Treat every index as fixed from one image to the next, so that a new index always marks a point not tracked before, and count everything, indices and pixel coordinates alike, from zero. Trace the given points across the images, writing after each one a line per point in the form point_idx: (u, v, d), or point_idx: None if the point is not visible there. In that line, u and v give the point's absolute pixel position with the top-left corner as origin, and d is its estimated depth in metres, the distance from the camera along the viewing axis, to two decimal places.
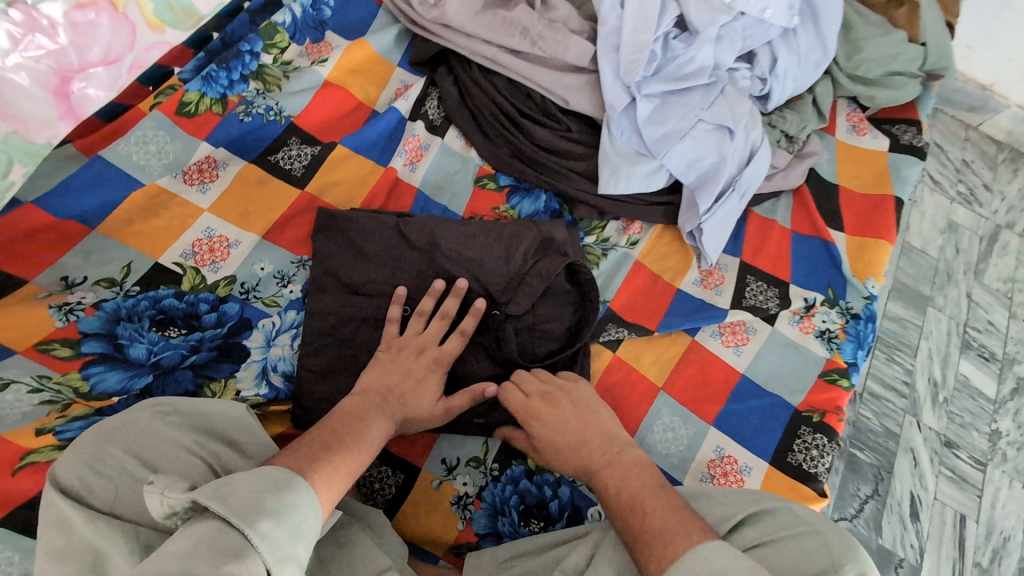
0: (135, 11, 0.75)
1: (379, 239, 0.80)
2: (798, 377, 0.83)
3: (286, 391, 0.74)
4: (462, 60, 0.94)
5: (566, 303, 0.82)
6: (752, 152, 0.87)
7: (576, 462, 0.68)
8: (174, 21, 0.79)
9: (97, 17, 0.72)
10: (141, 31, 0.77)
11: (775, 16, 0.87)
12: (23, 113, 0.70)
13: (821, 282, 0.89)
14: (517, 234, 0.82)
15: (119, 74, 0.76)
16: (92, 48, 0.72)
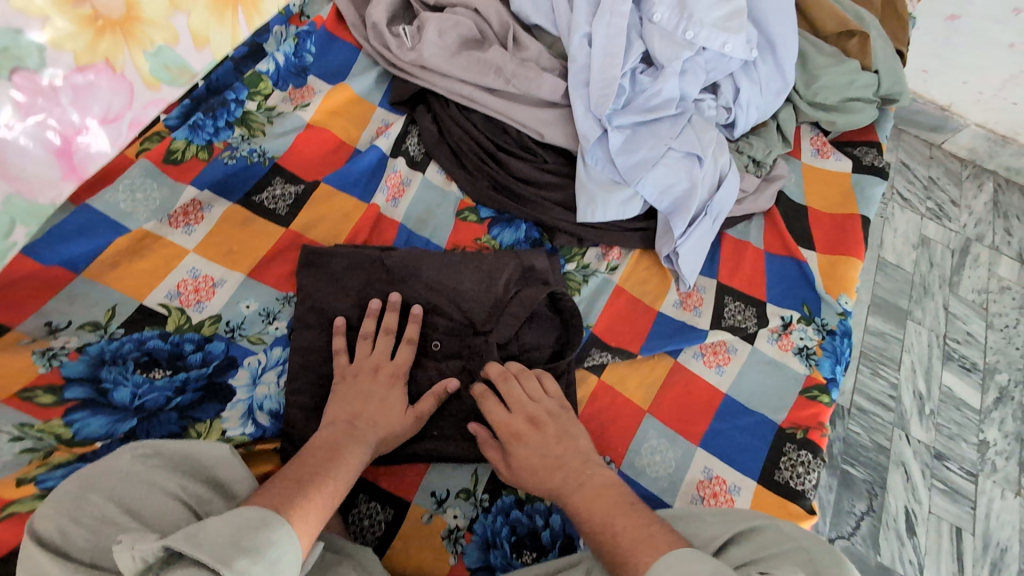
0: (133, 70, 0.64)
1: (361, 273, 0.81)
2: (780, 395, 0.84)
3: (273, 428, 0.74)
4: (440, 99, 0.97)
5: (549, 330, 0.83)
6: (721, 178, 0.90)
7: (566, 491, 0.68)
8: (170, 80, 0.68)
9: (97, 75, 0.60)
10: (139, 89, 0.65)
11: (735, 50, 0.91)
12: (25, 175, 0.58)
13: (796, 300, 0.91)
14: (497, 265, 0.84)
15: (119, 131, 0.65)
16: (91, 109, 0.61)
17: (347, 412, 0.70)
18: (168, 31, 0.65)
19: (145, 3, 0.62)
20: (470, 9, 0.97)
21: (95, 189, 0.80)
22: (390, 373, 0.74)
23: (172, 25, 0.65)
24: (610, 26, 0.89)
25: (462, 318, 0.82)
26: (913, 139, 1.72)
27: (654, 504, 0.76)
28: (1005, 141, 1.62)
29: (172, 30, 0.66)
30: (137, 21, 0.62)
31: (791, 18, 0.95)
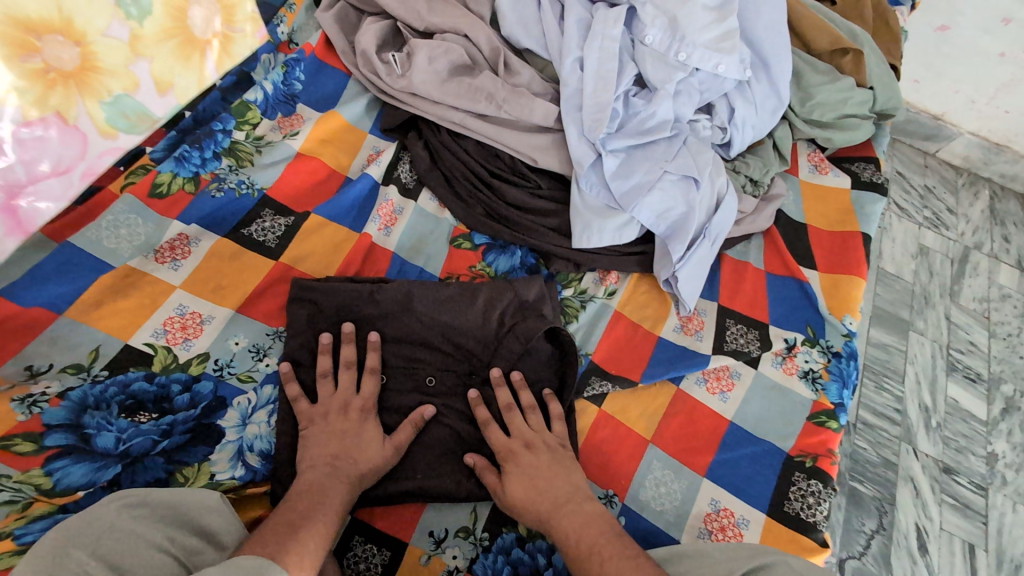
0: (87, 121, 0.72)
1: (352, 308, 0.79)
2: (786, 421, 0.82)
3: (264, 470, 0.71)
4: (432, 126, 0.96)
5: (548, 362, 0.81)
6: (719, 200, 0.88)
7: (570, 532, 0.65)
8: (127, 126, 0.78)
9: (49, 129, 0.68)
10: (94, 139, 0.74)
11: (729, 70, 0.90)
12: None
13: (800, 322, 0.89)
14: (493, 295, 0.82)
15: (71, 181, 0.75)
16: (42, 161, 0.69)
17: (328, 454, 0.67)
18: (126, 79, 0.74)
19: (103, 55, 0.70)
20: (460, 34, 0.96)
21: (77, 227, 0.78)
22: (362, 410, 0.72)
23: (131, 73, 0.74)
24: (602, 50, 0.88)
25: (457, 349, 0.80)
26: (907, 148, 1.71)
27: (660, 539, 0.73)
28: (1000, 149, 1.61)
29: (130, 79, 0.74)
30: (93, 71, 0.70)
31: (783, 37, 0.94)
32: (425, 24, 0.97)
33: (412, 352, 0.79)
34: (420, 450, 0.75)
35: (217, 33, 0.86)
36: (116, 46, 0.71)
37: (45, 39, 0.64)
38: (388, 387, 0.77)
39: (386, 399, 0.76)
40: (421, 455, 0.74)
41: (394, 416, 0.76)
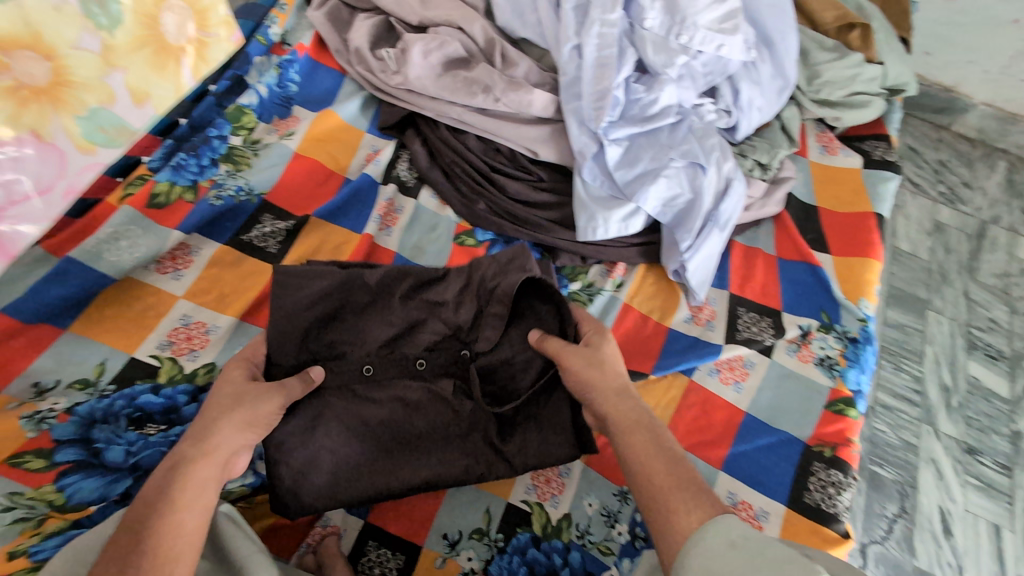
0: (64, 138, 0.62)
1: (328, 300, 0.74)
2: (803, 410, 0.80)
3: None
4: (429, 121, 0.93)
5: (538, 322, 0.78)
6: (727, 185, 0.85)
7: (633, 448, 0.62)
8: None
9: (20, 145, 0.58)
10: (71, 155, 0.63)
11: (732, 52, 0.86)
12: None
13: (814, 308, 0.87)
14: (473, 266, 0.80)
15: (53, 203, 0.63)
16: None
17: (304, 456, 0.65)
18: (102, 91, 0.64)
19: (75, 66, 0.61)
20: (453, 27, 0.93)
21: (76, 242, 0.77)
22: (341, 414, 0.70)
23: (106, 89, 0.66)
24: (601, 36, 0.83)
25: (446, 329, 0.77)
26: (918, 122, 1.67)
27: None
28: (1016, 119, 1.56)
29: None
30: None
31: (787, 14, 0.91)
32: (418, 18, 0.94)
33: (400, 337, 0.76)
34: (424, 437, 0.72)
35: (190, 37, 0.74)
36: (89, 58, 0.62)
37: (14, 54, 0.56)
38: (378, 379, 0.74)
39: (377, 392, 0.73)
40: (424, 442, 0.72)
41: (392, 407, 0.73)
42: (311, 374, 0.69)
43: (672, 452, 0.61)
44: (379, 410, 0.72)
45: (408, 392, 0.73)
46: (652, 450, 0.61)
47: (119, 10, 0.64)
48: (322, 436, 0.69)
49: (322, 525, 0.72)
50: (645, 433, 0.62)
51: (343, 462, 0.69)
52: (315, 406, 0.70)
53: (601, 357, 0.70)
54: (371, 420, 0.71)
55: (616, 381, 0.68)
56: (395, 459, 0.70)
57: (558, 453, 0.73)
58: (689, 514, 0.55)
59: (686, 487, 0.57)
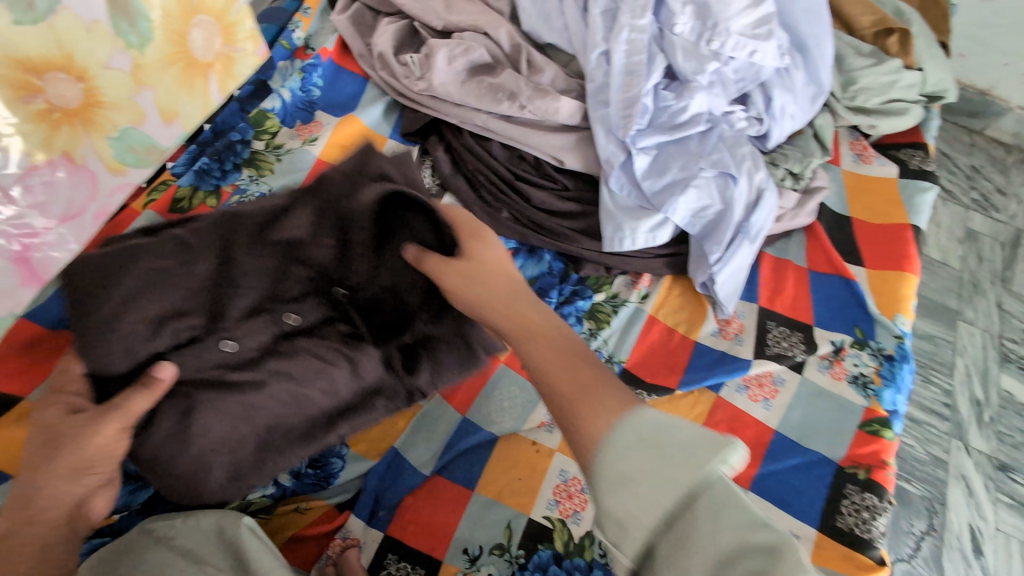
0: (94, 160, 0.58)
1: (167, 258, 0.57)
2: (836, 429, 0.77)
3: (338, 472, 0.74)
4: (453, 128, 0.92)
5: (403, 238, 0.66)
6: (759, 195, 0.82)
7: (537, 361, 0.50)
8: (136, 161, 0.63)
9: (53, 171, 0.54)
10: (101, 176, 0.59)
11: (766, 59, 0.83)
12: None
13: (847, 323, 0.84)
14: (320, 183, 0.66)
15: (81, 227, 0.58)
16: (52, 206, 0.54)
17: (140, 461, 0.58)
18: (131, 111, 0.60)
19: (107, 87, 0.57)
20: (478, 32, 0.91)
21: None
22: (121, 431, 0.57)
23: (135, 104, 0.60)
24: (630, 42, 0.81)
25: (314, 275, 0.64)
26: (952, 126, 1.61)
27: None
28: None
29: (138, 110, 0.61)
30: (97, 107, 0.57)
31: (822, 18, 0.88)
32: (443, 23, 0.93)
33: (257, 306, 0.61)
34: (324, 394, 0.64)
35: (219, 53, 0.69)
36: (120, 78, 0.58)
37: (46, 75, 0.51)
38: (245, 353, 0.61)
39: (240, 372, 0.60)
40: (320, 396, 0.64)
41: (280, 386, 0.62)
42: (160, 375, 0.55)
43: (579, 353, 0.50)
44: (261, 392, 0.61)
45: (294, 365, 0.62)
46: (554, 356, 0.49)
47: (149, 27, 0.59)
48: (192, 425, 0.59)
49: (343, 536, 0.72)
50: (548, 340, 0.51)
51: (229, 449, 0.61)
52: (179, 407, 0.58)
53: (479, 264, 0.61)
54: (255, 402, 0.61)
55: (506, 286, 0.59)
56: (288, 421, 0.63)
57: (467, 366, 0.70)
58: (597, 417, 0.43)
59: (594, 386, 0.46)
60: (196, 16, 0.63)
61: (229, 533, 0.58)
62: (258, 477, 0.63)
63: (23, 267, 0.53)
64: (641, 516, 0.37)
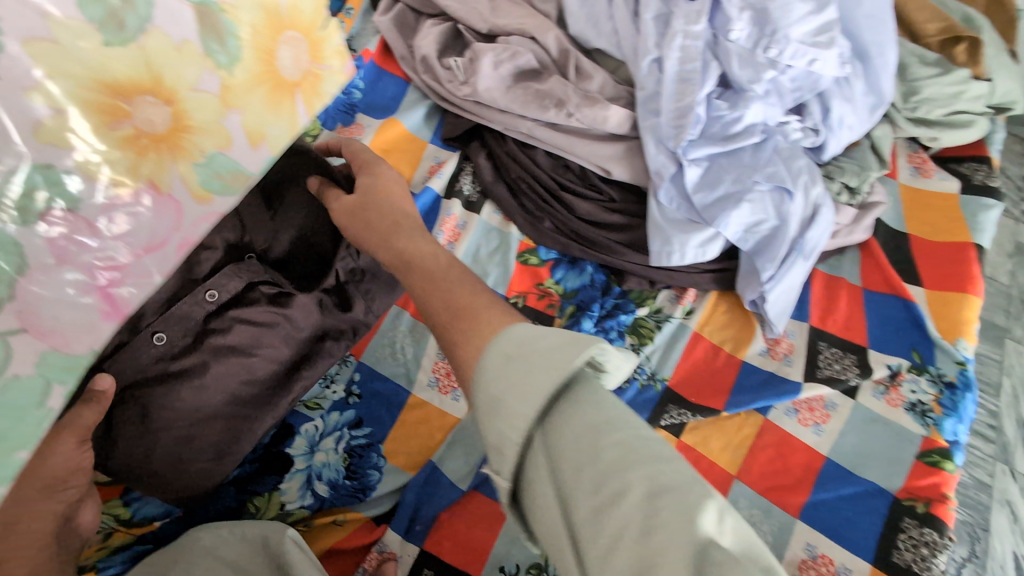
0: (182, 189, 0.40)
1: None
2: (891, 458, 0.74)
3: (375, 484, 0.73)
4: (496, 134, 0.90)
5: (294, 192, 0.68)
6: (815, 211, 0.79)
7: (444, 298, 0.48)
8: (227, 190, 0.42)
9: (137, 202, 0.38)
10: (187, 208, 0.40)
11: (827, 68, 0.79)
12: (63, 326, 0.35)
13: (904, 346, 0.80)
14: None
15: (168, 259, 0.40)
16: (131, 240, 0.38)
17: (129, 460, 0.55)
18: (219, 135, 0.40)
19: (194, 110, 0.39)
20: (525, 37, 0.89)
21: None
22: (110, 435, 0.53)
23: (224, 129, 0.41)
24: (683, 49, 0.78)
25: (223, 249, 0.62)
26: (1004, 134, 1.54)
27: None
28: None
29: (225, 136, 0.41)
30: (183, 134, 0.39)
31: (887, 25, 0.83)
32: (488, 26, 0.91)
33: (175, 295, 0.58)
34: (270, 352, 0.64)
35: (310, 72, 0.44)
36: (209, 101, 0.39)
37: (133, 100, 0.36)
38: (180, 343, 0.58)
39: (183, 362, 0.58)
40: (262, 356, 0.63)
41: (227, 362, 0.60)
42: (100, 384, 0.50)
43: (463, 271, 0.50)
44: (207, 370, 0.59)
45: (234, 336, 0.61)
46: (443, 279, 0.49)
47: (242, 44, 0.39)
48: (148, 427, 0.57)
49: (379, 550, 0.70)
50: (421, 265, 0.51)
51: (199, 432, 0.60)
52: (135, 411, 0.56)
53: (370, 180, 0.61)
54: (207, 382, 0.59)
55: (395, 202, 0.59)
56: (238, 390, 0.62)
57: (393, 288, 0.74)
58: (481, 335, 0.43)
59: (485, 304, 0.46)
60: (291, 28, 0.41)
61: (274, 543, 0.58)
62: (241, 446, 0.63)
63: (106, 300, 0.37)
64: (513, 431, 0.39)
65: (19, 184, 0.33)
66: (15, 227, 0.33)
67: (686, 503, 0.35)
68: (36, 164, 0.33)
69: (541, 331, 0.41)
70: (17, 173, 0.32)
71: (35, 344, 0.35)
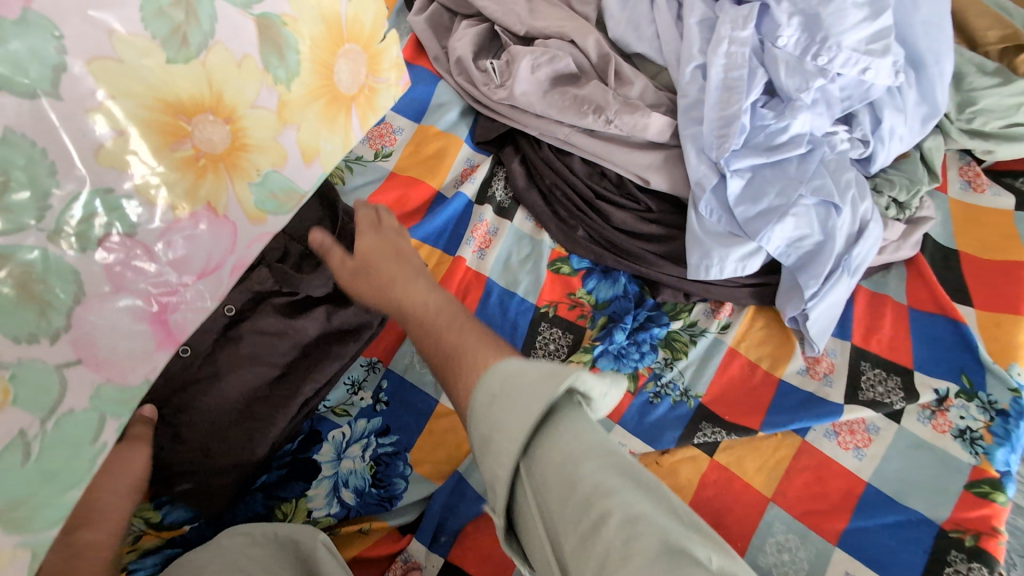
0: (236, 208, 0.48)
1: None
2: (936, 486, 0.70)
3: (401, 493, 0.71)
4: (531, 140, 0.89)
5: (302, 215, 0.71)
6: (863, 227, 0.76)
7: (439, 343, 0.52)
8: (278, 208, 0.51)
9: (196, 224, 0.45)
10: (241, 228, 0.48)
11: (879, 76, 0.76)
12: (118, 355, 0.41)
13: (952, 369, 0.77)
14: None
15: (220, 284, 0.47)
16: (192, 264, 0.45)
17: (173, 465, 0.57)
18: (275, 154, 0.50)
19: (252, 129, 0.47)
20: (564, 39, 0.88)
21: None
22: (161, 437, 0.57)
23: (280, 145, 0.50)
24: (729, 55, 0.76)
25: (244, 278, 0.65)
26: None
27: None
28: None
29: (278, 152, 0.50)
30: (241, 151, 0.47)
31: (945, 33, 0.80)
32: (526, 28, 0.89)
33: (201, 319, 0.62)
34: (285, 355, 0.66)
35: (363, 84, 0.58)
36: (265, 117, 0.48)
37: (194, 119, 0.43)
38: (202, 355, 0.61)
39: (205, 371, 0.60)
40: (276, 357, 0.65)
41: (242, 366, 0.62)
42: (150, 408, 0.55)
43: (459, 312, 0.54)
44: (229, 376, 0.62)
45: (250, 342, 0.63)
46: (440, 320, 0.53)
47: (297, 60, 0.49)
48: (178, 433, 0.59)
49: (404, 560, 0.70)
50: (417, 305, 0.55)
51: (224, 432, 0.61)
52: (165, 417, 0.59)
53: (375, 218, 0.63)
54: (226, 386, 0.61)
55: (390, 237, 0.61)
56: (257, 391, 0.63)
57: None
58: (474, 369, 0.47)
59: (475, 341, 0.50)
60: (341, 44, 0.53)
61: (305, 549, 0.58)
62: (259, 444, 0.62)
63: (160, 328, 0.44)
64: (500, 468, 0.41)
65: (80, 208, 0.38)
66: (73, 253, 0.38)
67: (651, 533, 0.35)
68: (97, 188, 0.39)
69: (524, 369, 0.43)
70: (78, 196, 0.38)
71: (90, 376, 0.40)
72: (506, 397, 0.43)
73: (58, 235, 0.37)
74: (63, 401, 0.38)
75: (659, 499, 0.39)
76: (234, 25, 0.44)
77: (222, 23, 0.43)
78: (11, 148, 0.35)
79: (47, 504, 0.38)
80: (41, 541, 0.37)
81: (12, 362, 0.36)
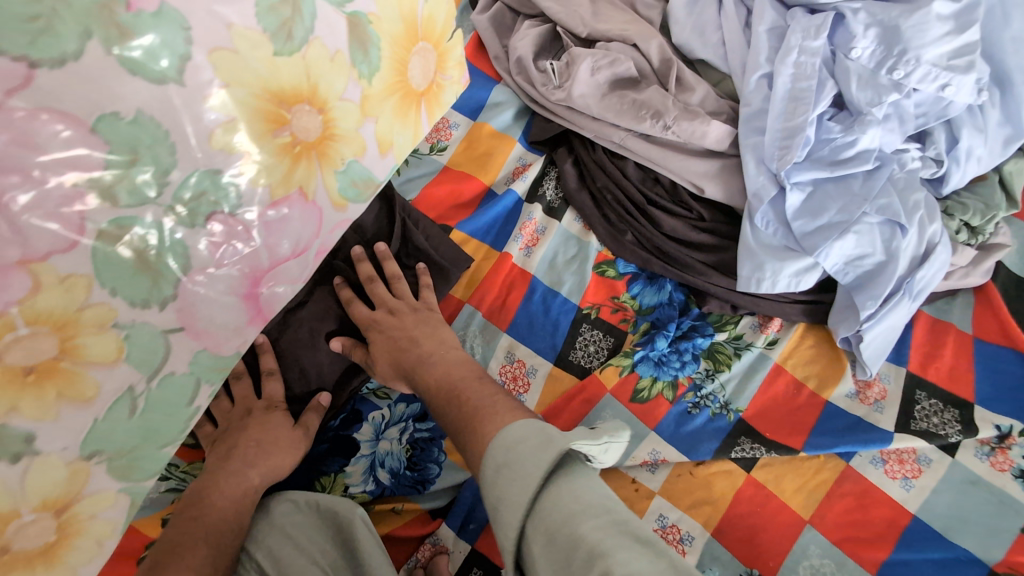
0: (323, 194, 0.50)
1: None
2: (989, 525, 0.67)
3: (434, 478, 0.73)
4: (585, 141, 0.89)
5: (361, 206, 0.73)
6: (929, 249, 0.73)
7: (455, 410, 0.59)
8: (357, 197, 0.54)
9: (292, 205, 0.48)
10: (327, 214, 0.52)
11: (959, 94, 0.72)
12: (213, 326, 0.45)
13: (1016, 405, 0.73)
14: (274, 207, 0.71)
15: (306, 265, 0.52)
16: (284, 244, 0.48)
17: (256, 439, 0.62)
18: (357, 143, 0.52)
19: (340, 119, 0.50)
20: (627, 43, 0.88)
21: None
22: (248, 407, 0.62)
23: (360, 135, 0.52)
24: (797, 65, 0.75)
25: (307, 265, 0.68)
26: None
27: None
28: None
29: (360, 142, 0.53)
30: (330, 140, 0.50)
31: None
32: (588, 31, 0.90)
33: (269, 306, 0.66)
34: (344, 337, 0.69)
35: (432, 80, 0.61)
36: (352, 109, 0.50)
37: (293, 108, 0.46)
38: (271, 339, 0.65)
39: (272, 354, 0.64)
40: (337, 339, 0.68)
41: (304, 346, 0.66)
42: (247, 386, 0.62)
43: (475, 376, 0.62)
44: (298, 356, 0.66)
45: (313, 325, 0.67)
46: (457, 380, 0.61)
47: (379, 55, 0.52)
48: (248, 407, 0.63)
49: (432, 542, 0.71)
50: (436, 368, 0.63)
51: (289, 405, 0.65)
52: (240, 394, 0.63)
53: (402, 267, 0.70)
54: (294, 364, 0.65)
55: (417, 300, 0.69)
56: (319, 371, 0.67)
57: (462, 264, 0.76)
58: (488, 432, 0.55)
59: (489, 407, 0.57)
60: (416, 42, 0.57)
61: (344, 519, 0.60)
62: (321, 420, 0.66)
63: (251, 304, 0.48)
64: (506, 539, 0.48)
65: (191, 186, 0.41)
66: (180, 227, 0.41)
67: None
68: (204, 169, 0.41)
69: (519, 441, 0.51)
70: (191, 175, 0.41)
71: (189, 342, 0.44)
72: (509, 474, 0.50)
73: (169, 210, 0.40)
74: (166, 363, 0.42)
75: (661, 559, 0.44)
76: (330, 22, 0.47)
77: (321, 21, 0.46)
78: (139, 129, 0.37)
79: (147, 455, 0.42)
80: (138, 489, 0.43)
81: (128, 324, 0.39)
